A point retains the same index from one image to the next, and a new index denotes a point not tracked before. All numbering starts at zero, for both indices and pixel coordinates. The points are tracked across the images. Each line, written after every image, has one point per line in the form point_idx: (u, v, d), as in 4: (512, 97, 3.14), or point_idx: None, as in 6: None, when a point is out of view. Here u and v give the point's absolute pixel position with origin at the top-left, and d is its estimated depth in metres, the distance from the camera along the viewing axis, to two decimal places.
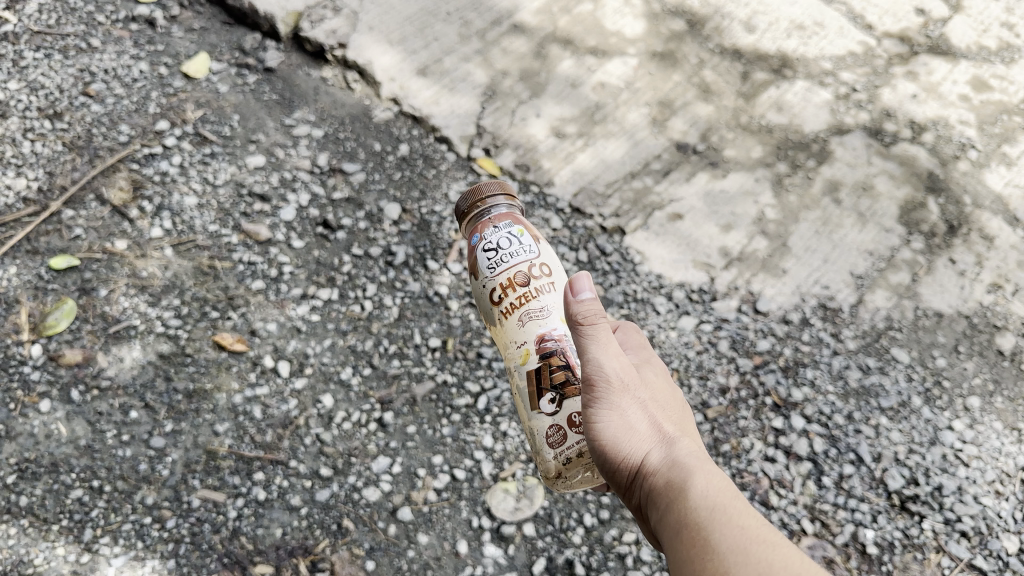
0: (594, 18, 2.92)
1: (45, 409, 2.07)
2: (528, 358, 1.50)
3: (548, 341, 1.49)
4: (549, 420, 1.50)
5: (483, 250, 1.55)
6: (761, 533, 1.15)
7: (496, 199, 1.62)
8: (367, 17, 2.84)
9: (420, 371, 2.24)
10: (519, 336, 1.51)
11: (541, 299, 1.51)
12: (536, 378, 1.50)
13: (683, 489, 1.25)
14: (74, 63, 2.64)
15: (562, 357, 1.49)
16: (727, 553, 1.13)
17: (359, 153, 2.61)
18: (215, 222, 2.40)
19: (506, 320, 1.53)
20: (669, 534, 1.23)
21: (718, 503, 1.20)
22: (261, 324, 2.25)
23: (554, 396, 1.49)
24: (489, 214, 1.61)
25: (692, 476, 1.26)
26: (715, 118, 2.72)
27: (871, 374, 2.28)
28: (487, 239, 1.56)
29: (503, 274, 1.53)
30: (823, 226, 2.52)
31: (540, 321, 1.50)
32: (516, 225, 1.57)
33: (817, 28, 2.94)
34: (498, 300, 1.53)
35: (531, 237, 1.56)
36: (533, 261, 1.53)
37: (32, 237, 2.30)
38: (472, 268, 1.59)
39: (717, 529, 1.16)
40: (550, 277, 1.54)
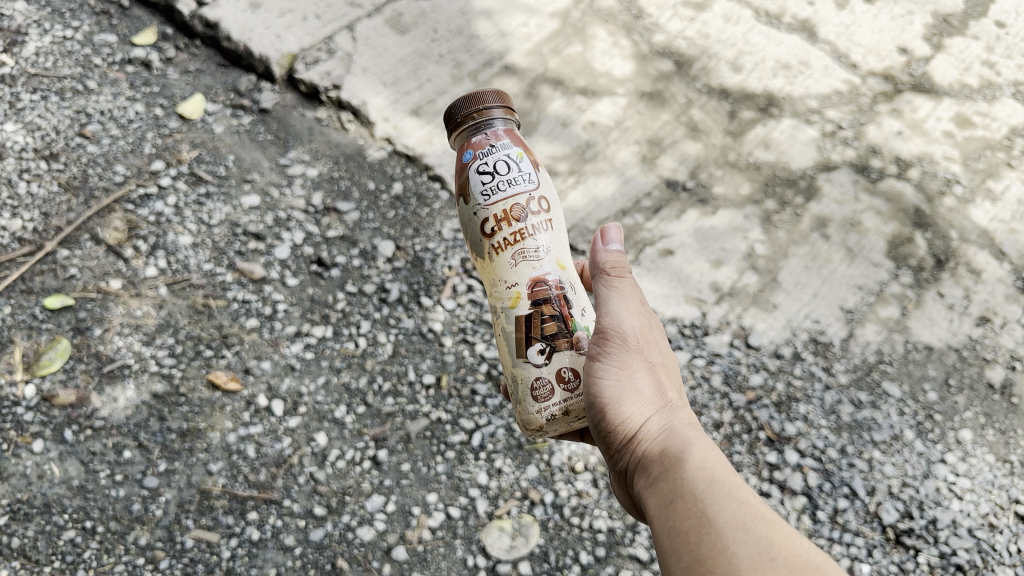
0: (584, 60, 2.97)
1: (38, 449, 2.06)
2: (518, 303, 1.55)
3: (542, 285, 1.55)
4: (537, 370, 1.54)
5: (480, 173, 1.55)
6: (755, 506, 1.30)
7: (492, 113, 1.60)
8: (360, 59, 2.89)
9: (414, 409, 2.25)
10: (512, 277, 1.55)
11: (535, 239, 1.55)
12: (526, 324, 1.54)
13: (684, 457, 1.41)
14: (71, 105, 2.67)
15: (555, 305, 1.54)
16: (724, 517, 1.28)
17: (353, 192, 2.64)
18: (210, 261, 2.42)
19: (498, 255, 1.56)
20: (668, 500, 1.38)
21: (718, 479, 1.35)
22: (255, 363, 2.26)
23: (544, 347, 1.54)
24: (486, 129, 1.59)
25: (692, 449, 1.42)
26: (704, 156, 2.77)
27: (863, 409, 2.29)
28: (483, 159, 1.56)
29: (500, 204, 1.54)
30: (812, 261, 2.55)
31: (535, 264, 1.55)
32: (515, 148, 1.57)
33: (802, 67, 3.00)
34: (492, 233, 1.55)
35: (530, 163, 1.57)
36: (532, 195, 1.56)
37: (27, 277, 2.31)
38: (463, 187, 1.58)
39: (715, 497, 1.31)
40: (546, 214, 1.57)
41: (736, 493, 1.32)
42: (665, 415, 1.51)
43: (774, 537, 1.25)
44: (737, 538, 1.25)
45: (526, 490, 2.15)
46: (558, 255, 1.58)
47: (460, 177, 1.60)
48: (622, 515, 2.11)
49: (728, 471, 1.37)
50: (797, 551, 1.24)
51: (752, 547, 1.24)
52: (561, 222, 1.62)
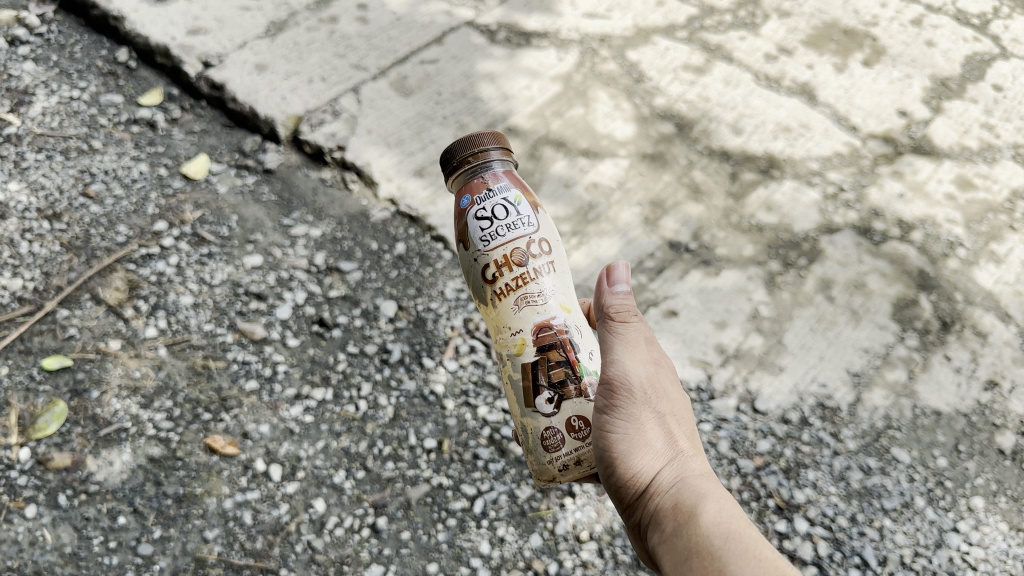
0: (586, 122, 2.99)
1: (31, 514, 2.01)
2: (524, 350, 1.60)
3: (546, 330, 1.58)
4: (547, 421, 1.60)
5: (477, 219, 1.59)
6: (771, 564, 1.36)
7: (489, 155, 1.64)
8: (364, 120, 2.91)
9: (415, 474, 2.20)
10: (517, 324, 1.60)
11: (537, 283, 1.59)
12: (533, 371, 1.59)
13: (696, 513, 1.46)
14: (75, 165, 2.68)
15: (561, 351, 1.59)
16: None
17: (356, 252, 2.64)
18: (210, 321, 2.40)
19: (501, 301, 1.60)
20: (684, 556, 1.43)
21: (735, 536, 1.40)
22: (253, 426, 2.22)
23: (551, 395, 1.59)
24: (483, 172, 1.63)
25: (705, 504, 1.47)
26: (707, 217, 2.77)
27: (873, 475, 2.25)
28: (482, 205, 1.60)
29: (499, 249, 1.58)
30: (818, 324, 2.53)
31: (539, 307, 1.59)
32: (512, 190, 1.61)
33: (803, 130, 3.03)
34: (493, 279, 1.59)
35: (528, 205, 1.61)
36: (531, 238, 1.59)
37: (25, 337, 2.29)
38: (462, 234, 1.62)
39: (731, 556, 1.37)
40: (546, 257, 1.61)
41: (753, 550, 1.37)
42: (677, 467, 1.56)
43: None
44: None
45: (529, 559, 2.09)
46: (563, 299, 1.62)
47: (458, 222, 1.64)
48: None
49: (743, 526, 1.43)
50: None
51: None
52: (563, 261, 1.66)
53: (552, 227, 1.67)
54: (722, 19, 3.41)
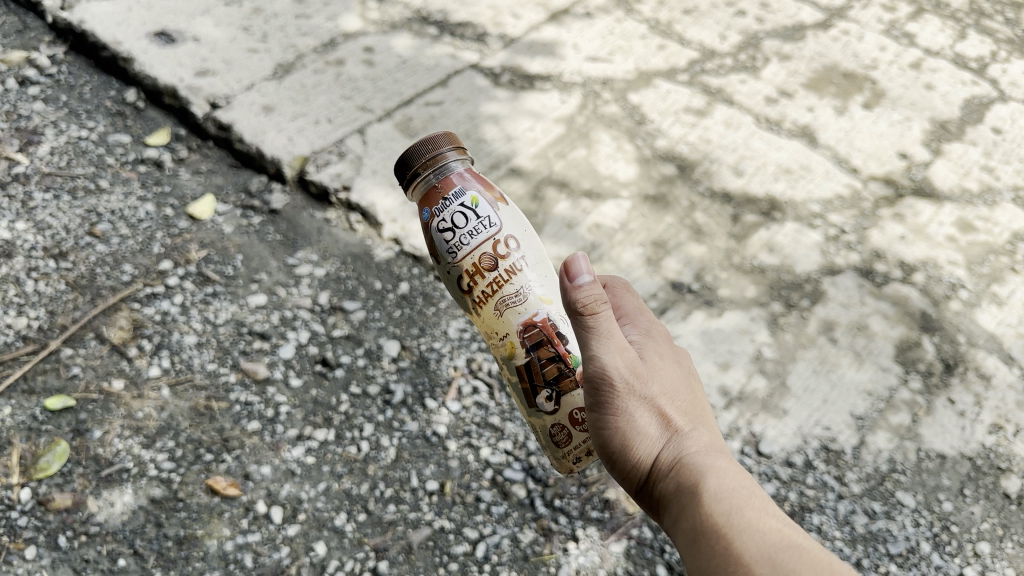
0: (588, 163, 3.02)
1: (30, 556, 2.00)
2: (514, 352, 1.75)
3: (530, 328, 1.73)
4: (552, 418, 1.79)
5: (443, 234, 1.73)
6: (776, 540, 1.37)
7: (441, 160, 1.75)
8: (370, 161, 2.94)
9: (416, 517, 2.19)
10: (503, 328, 1.75)
11: (511, 283, 1.72)
12: (528, 372, 1.76)
13: (698, 495, 1.49)
14: (82, 204, 2.70)
15: (549, 346, 1.73)
16: (746, 558, 1.36)
17: (360, 291, 2.65)
18: (214, 361, 2.40)
19: (483, 308, 1.76)
20: (689, 542, 1.47)
21: (737, 517, 1.42)
22: (255, 468, 2.21)
23: (550, 393, 1.76)
24: (439, 179, 1.75)
25: (706, 485, 1.49)
26: (709, 258, 2.78)
27: (878, 519, 2.23)
28: (441, 216, 1.73)
29: (468, 258, 1.72)
30: (821, 366, 2.53)
31: (518, 308, 1.72)
32: (467, 195, 1.72)
33: (804, 172, 3.05)
34: (470, 289, 1.74)
35: (487, 205, 1.72)
36: (496, 240, 1.71)
37: (29, 376, 2.29)
38: (434, 248, 1.77)
39: (736, 537, 1.39)
40: (513, 252, 1.72)
41: (756, 530, 1.39)
42: (676, 447, 1.58)
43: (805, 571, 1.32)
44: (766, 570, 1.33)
45: None
46: (540, 292, 1.74)
47: (428, 234, 1.78)
48: None
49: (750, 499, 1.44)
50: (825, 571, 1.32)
51: None
52: (535, 248, 1.77)
53: (518, 217, 1.78)
54: (723, 63, 3.46)
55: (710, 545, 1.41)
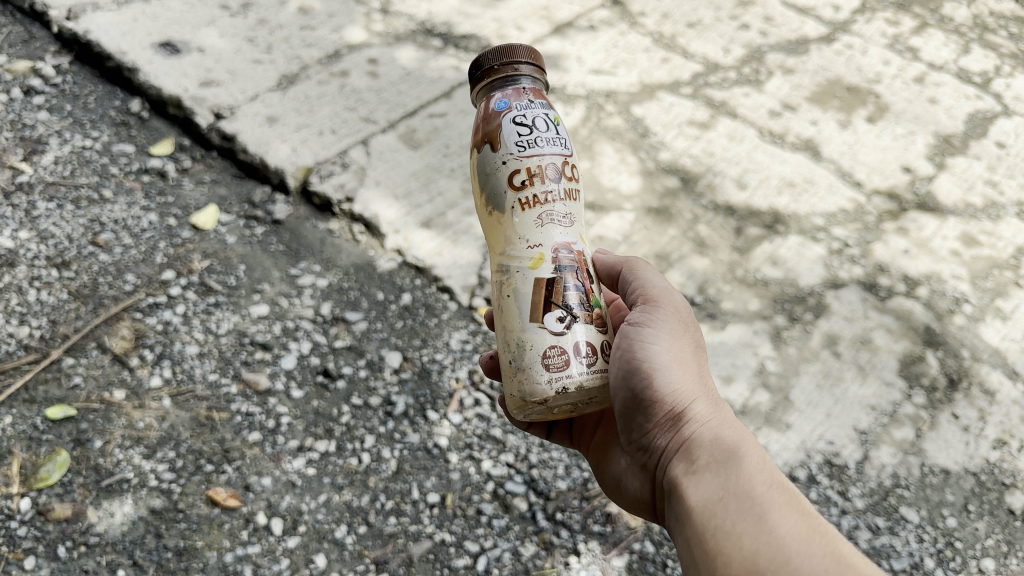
0: (591, 175, 3.01)
1: (29, 566, 1.99)
2: (539, 265, 1.63)
3: (565, 252, 1.64)
4: (553, 338, 1.59)
5: (516, 125, 1.64)
6: (810, 518, 1.51)
7: (528, 70, 1.71)
8: (373, 172, 2.95)
9: (417, 529, 2.18)
10: (537, 238, 1.63)
11: (563, 204, 1.65)
12: (547, 287, 1.61)
13: (739, 451, 1.60)
14: (86, 214, 2.71)
15: (576, 276, 1.64)
16: (785, 529, 1.48)
17: (362, 302, 2.64)
18: (215, 371, 2.40)
19: (524, 213, 1.64)
20: (724, 493, 1.56)
21: (777, 485, 1.55)
22: (255, 479, 2.20)
23: (563, 315, 1.61)
24: (520, 84, 1.69)
25: (747, 445, 1.62)
26: (712, 271, 2.77)
27: (881, 535, 2.22)
28: (522, 112, 1.65)
29: (534, 157, 1.63)
30: (824, 380, 2.52)
31: (564, 227, 1.65)
32: (552, 110, 1.68)
33: (807, 185, 3.05)
34: (522, 185, 1.63)
35: (565, 129, 1.70)
36: (567, 160, 1.67)
37: (30, 386, 2.29)
38: (496, 134, 1.65)
39: (774, 507, 1.52)
40: (573, 182, 1.68)
41: (794, 503, 1.53)
42: (713, 405, 1.70)
43: (836, 551, 1.47)
44: (803, 563, 1.44)
45: None
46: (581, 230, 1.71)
47: (491, 123, 1.67)
48: None
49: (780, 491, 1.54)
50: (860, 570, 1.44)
51: (818, 558, 1.45)
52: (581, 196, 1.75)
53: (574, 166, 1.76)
54: (727, 76, 3.46)
55: (749, 506, 1.52)
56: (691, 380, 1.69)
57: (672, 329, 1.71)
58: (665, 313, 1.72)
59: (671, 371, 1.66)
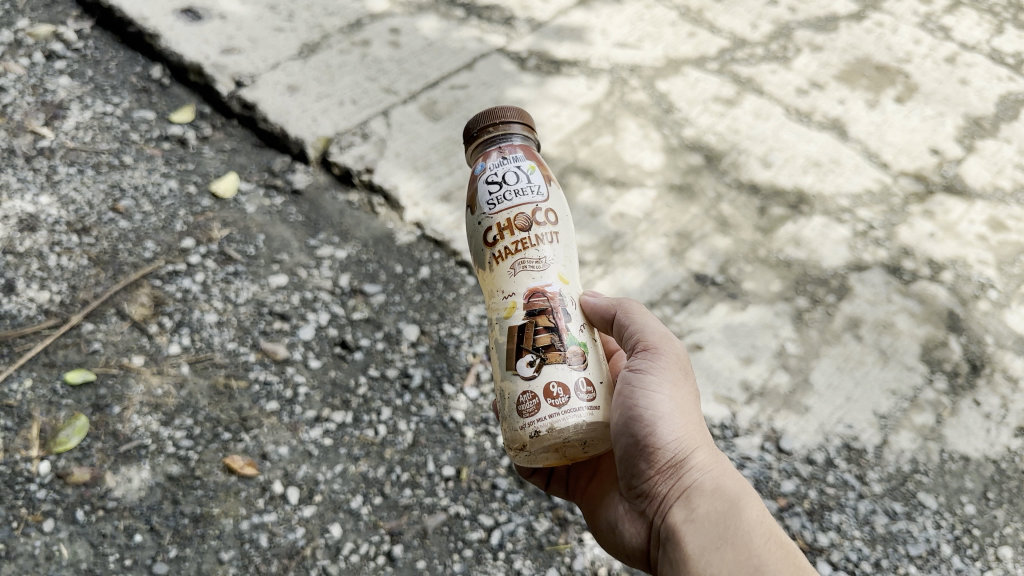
0: (614, 151, 2.98)
1: (48, 529, 2.01)
2: (513, 312, 1.60)
3: (537, 296, 1.60)
4: (524, 384, 1.56)
5: (488, 183, 1.62)
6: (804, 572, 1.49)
7: (512, 126, 1.68)
8: (393, 144, 2.92)
9: (432, 502, 2.19)
10: (510, 287, 1.61)
11: (537, 249, 1.60)
12: (518, 335, 1.58)
13: (736, 503, 1.56)
14: (106, 180, 2.70)
15: (548, 319, 1.59)
16: None
17: (380, 275, 2.63)
18: (234, 340, 2.40)
19: (499, 265, 1.63)
20: (719, 542, 1.52)
21: (773, 537, 1.52)
22: (272, 448, 2.21)
23: (534, 359, 1.57)
24: (501, 141, 1.67)
25: (745, 496, 1.57)
26: (734, 251, 2.74)
27: (899, 520, 2.20)
28: (494, 171, 1.63)
29: (504, 213, 1.61)
30: (845, 363, 2.50)
31: (536, 272, 1.60)
32: (526, 160, 1.64)
33: (833, 165, 3.00)
34: (494, 241, 1.62)
35: (541, 176, 1.64)
36: (539, 207, 1.62)
37: (50, 350, 2.30)
38: (473, 198, 1.66)
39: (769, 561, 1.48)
40: (551, 227, 1.63)
41: (788, 556, 1.50)
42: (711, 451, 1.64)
43: None
44: None
45: None
46: (561, 269, 1.64)
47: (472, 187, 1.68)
48: None
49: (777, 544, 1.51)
50: None
51: None
52: (569, 236, 1.67)
53: (564, 209, 1.70)
54: (754, 52, 3.41)
55: (742, 559, 1.49)
56: (692, 429, 1.63)
57: (671, 377, 1.65)
58: (663, 361, 1.66)
59: (670, 421, 1.60)
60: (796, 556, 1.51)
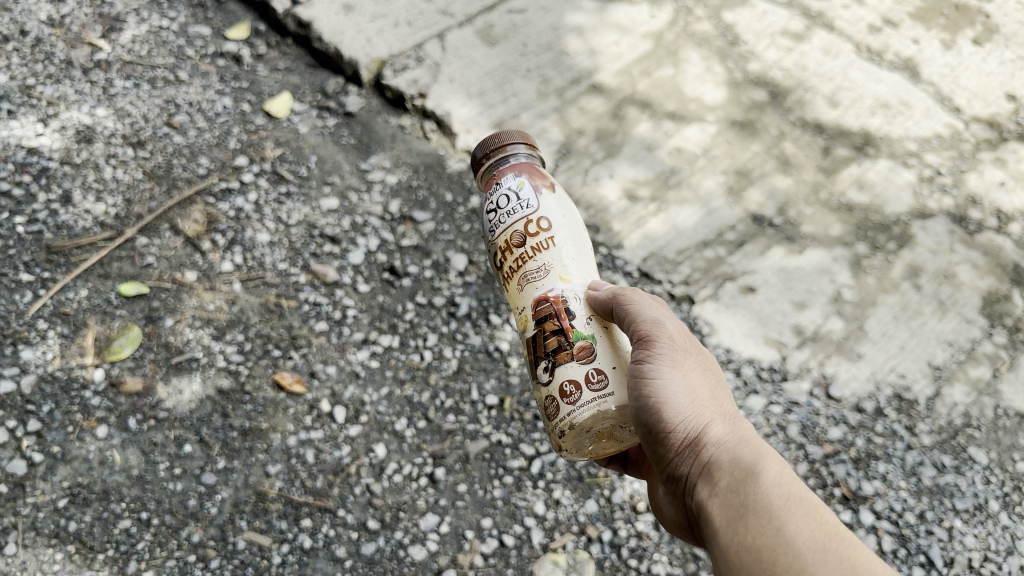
0: (675, 83, 2.89)
1: (102, 434, 2.06)
2: (527, 325, 1.60)
3: (541, 303, 1.57)
4: (546, 390, 1.56)
5: (488, 212, 1.65)
6: (835, 531, 1.29)
7: (511, 149, 1.69)
8: (448, 68, 2.86)
9: (475, 429, 2.21)
10: (521, 303, 1.61)
11: (534, 258, 1.58)
12: (533, 345, 1.58)
13: (753, 470, 1.39)
14: (161, 95, 2.70)
15: (553, 322, 1.55)
16: (804, 546, 1.27)
17: (431, 202, 2.61)
18: (285, 260, 2.41)
19: (509, 284, 1.64)
20: (738, 513, 1.35)
21: (796, 497, 1.33)
22: (320, 367, 2.24)
23: (547, 365, 1.55)
24: (499, 164, 1.68)
25: (764, 460, 1.39)
26: (794, 192, 2.66)
27: (947, 473, 2.17)
28: (491, 199, 1.66)
29: (501, 236, 1.62)
30: (902, 312, 2.43)
31: (536, 281, 1.58)
32: (517, 178, 1.63)
33: (902, 108, 2.88)
34: (501, 265, 1.64)
35: (530, 188, 1.62)
36: (529, 218, 1.59)
37: (105, 262, 2.32)
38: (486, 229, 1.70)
39: (791, 523, 1.30)
40: (546, 233, 1.59)
41: (811, 514, 1.31)
42: (726, 422, 1.48)
43: (857, 558, 1.25)
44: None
45: (583, 525, 2.09)
46: (563, 268, 1.59)
47: None
48: (682, 562, 2.05)
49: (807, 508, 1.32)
50: None
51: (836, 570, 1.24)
52: (573, 236, 1.62)
53: (569, 210, 1.64)
54: None
55: (760, 528, 1.31)
56: (701, 405, 1.48)
57: (674, 353, 1.50)
58: (664, 339, 1.51)
59: (675, 403, 1.46)
60: (831, 519, 1.32)
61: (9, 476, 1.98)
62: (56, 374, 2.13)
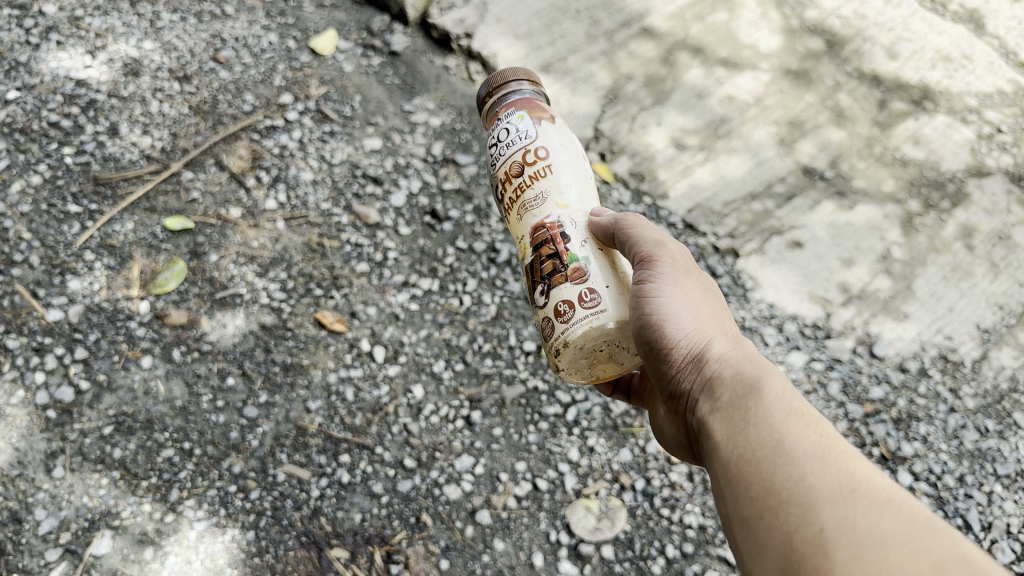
0: (728, 29, 2.81)
1: (147, 365, 2.09)
2: (526, 253, 1.58)
3: (539, 230, 1.54)
4: (543, 312, 1.52)
5: (491, 144, 1.64)
6: (835, 443, 1.18)
7: (516, 83, 1.67)
8: (496, 9, 2.82)
9: (511, 374, 2.22)
10: (521, 232, 1.58)
11: (534, 187, 1.56)
12: (532, 271, 1.56)
13: (757, 386, 1.30)
14: (207, 29, 2.69)
15: (550, 246, 1.52)
16: (801, 455, 1.16)
17: (474, 145, 2.59)
18: (328, 200, 2.42)
19: (511, 214, 1.61)
20: (736, 428, 1.27)
21: (798, 412, 1.23)
22: (361, 307, 2.26)
23: (544, 288, 1.52)
24: (503, 99, 1.67)
25: (768, 377, 1.31)
26: (848, 145, 2.59)
27: (989, 438, 2.13)
28: (494, 134, 1.65)
29: (502, 167, 1.61)
30: (952, 272, 2.37)
31: (534, 209, 1.55)
32: (518, 110, 1.62)
33: (964, 61, 2.78)
34: (503, 195, 1.62)
35: (530, 120, 1.60)
36: (528, 147, 1.57)
37: (151, 195, 2.34)
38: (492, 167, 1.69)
39: (790, 434, 1.20)
40: (544, 161, 1.56)
41: (813, 426, 1.20)
42: (730, 343, 1.42)
43: (857, 469, 1.13)
44: (819, 485, 1.11)
45: (617, 473, 2.09)
46: (560, 195, 1.55)
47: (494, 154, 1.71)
48: (715, 514, 2.04)
49: (816, 420, 1.21)
50: (893, 496, 1.08)
51: (834, 480, 1.11)
52: (575, 168, 1.59)
53: (569, 140, 1.61)
54: None
55: (756, 437, 1.22)
56: (704, 322, 1.44)
57: (675, 271, 1.47)
58: (664, 260, 1.47)
59: (677, 316, 1.42)
60: (834, 432, 1.20)
61: (57, 402, 2.02)
62: (103, 305, 2.16)
